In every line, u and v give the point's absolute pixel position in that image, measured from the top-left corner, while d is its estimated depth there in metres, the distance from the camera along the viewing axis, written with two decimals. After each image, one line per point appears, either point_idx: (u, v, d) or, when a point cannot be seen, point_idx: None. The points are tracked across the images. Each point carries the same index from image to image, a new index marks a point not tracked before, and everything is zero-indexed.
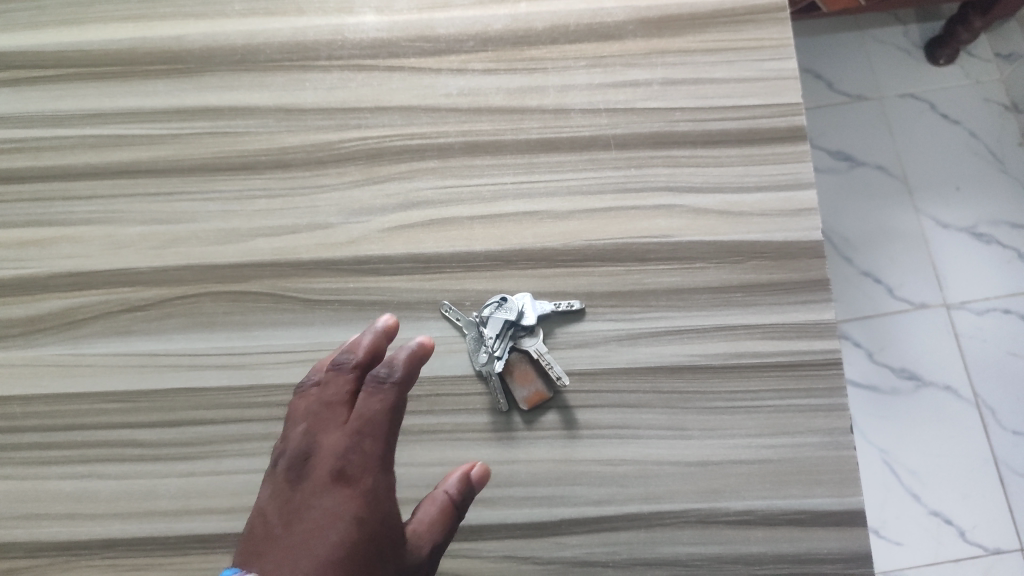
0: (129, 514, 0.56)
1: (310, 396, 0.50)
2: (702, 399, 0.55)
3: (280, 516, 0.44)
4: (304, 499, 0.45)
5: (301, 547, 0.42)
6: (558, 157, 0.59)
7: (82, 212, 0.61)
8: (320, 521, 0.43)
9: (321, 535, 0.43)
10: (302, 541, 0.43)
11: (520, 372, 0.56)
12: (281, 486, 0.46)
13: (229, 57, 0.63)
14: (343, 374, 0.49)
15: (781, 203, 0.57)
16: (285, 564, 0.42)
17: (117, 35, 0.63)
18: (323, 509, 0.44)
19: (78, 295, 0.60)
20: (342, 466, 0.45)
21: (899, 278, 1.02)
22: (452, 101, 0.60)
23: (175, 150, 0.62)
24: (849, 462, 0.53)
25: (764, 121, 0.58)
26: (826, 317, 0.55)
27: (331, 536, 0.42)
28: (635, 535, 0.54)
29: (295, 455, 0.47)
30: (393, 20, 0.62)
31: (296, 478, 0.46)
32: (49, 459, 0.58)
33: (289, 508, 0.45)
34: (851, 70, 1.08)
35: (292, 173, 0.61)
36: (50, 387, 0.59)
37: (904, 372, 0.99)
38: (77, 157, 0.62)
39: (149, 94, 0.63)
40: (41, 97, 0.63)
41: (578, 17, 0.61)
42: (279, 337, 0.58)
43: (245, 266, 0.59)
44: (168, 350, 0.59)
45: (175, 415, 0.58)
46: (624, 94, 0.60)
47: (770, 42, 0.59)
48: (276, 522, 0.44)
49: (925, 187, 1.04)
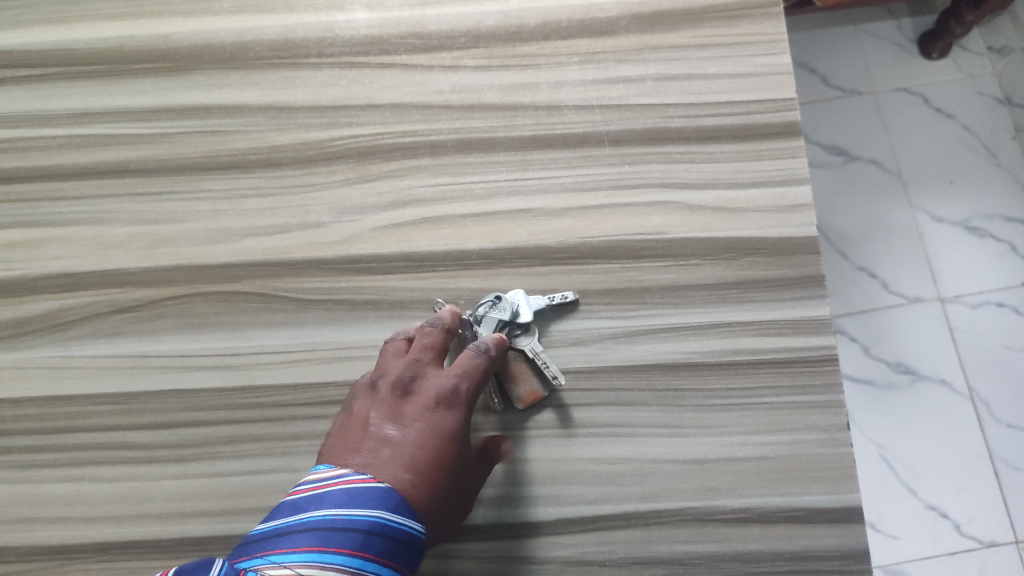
0: (123, 518, 0.56)
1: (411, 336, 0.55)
2: (698, 397, 0.55)
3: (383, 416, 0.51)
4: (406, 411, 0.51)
5: (400, 448, 0.49)
6: (551, 154, 0.59)
7: (70, 212, 0.61)
8: (423, 436, 0.50)
9: (426, 445, 0.49)
10: (405, 445, 0.49)
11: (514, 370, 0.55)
12: (384, 397, 0.52)
13: (219, 54, 0.62)
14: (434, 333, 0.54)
15: (776, 199, 0.57)
16: (385, 460, 0.48)
17: (103, 33, 0.63)
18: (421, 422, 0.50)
19: (68, 297, 0.59)
20: (441, 401, 0.51)
21: (894, 272, 1.02)
22: (444, 97, 0.60)
23: (164, 149, 0.61)
24: (846, 459, 0.53)
25: (758, 117, 0.58)
26: (822, 313, 0.55)
27: (426, 450, 0.49)
28: (632, 534, 0.53)
29: (397, 379, 0.52)
30: (383, 17, 0.61)
31: (398, 394, 0.52)
32: (40, 462, 0.57)
33: (387, 415, 0.51)
34: (844, 65, 1.08)
35: (283, 172, 0.60)
36: (41, 389, 0.58)
37: (899, 367, 0.99)
38: (65, 157, 0.61)
39: (138, 93, 0.62)
40: (28, 97, 0.62)
41: (571, 12, 0.60)
42: (271, 337, 0.58)
43: (237, 266, 0.59)
44: (160, 351, 0.58)
45: (168, 417, 0.57)
46: (618, 90, 0.59)
47: (764, 37, 0.59)
48: (377, 423, 0.51)
49: (919, 181, 1.04)
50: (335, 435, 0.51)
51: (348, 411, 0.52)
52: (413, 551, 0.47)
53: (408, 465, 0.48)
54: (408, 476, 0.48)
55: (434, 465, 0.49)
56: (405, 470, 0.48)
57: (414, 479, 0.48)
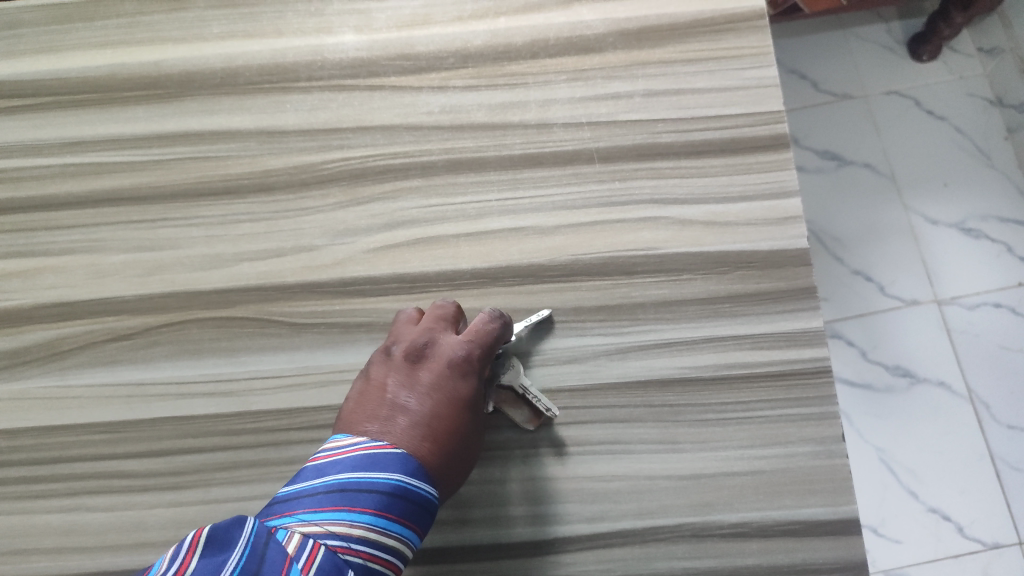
0: (118, 547, 0.56)
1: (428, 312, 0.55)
2: (693, 412, 0.55)
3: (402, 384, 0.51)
4: (423, 377, 0.51)
5: (417, 414, 0.50)
6: (542, 172, 0.59)
7: (64, 241, 0.61)
8: (440, 402, 0.50)
9: (442, 412, 0.50)
10: (423, 412, 0.50)
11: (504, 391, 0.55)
12: (399, 364, 0.52)
13: (209, 80, 0.62)
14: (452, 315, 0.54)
15: (766, 212, 0.57)
16: (404, 427, 0.49)
17: (93, 61, 0.63)
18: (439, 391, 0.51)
19: (63, 326, 0.59)
20: (457, 371, 0.52)
21: (889, 275, 1.02)
22: (434, 118, 0.60)
23: (157, 176, 0.61)
24: (842, 471, 0.53)
25: (747, 130, 0.58)
26: (815, 325, 0.55)
27: (443, 418, 0.50)
28: (630, 551, 0.53)
29: (412, 346, 0.53)
30: (372, 39, 0.62)
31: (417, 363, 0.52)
32: (36, 493, 0.57)
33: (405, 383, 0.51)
34: (835, 70, 1.09)
35: (275, 196, 0.60)
36: (38, 419, 0.58)
37: (898, 370, 0.99)
38: (58, 186, 0.61)
39: (129, 120, 0.62)
40: (19, 127, 0.63)
41: (558, 30, 0.61)
42: (266, 362, 0.58)
43: (231, 291, 0.59)
44: (155, 379, 0.58)
45: (163, 445, 0.57)
46: (606, 107, 0.59)
47: (750, 51, 0.59)
48: (393, 389, 0.51)
49: (912, 184, 1.04)
50: (353, 402, 0.51)
51: (363, 378, 0.52)
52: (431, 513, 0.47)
53: (425, 432, 0.49)
54: (425, 442, 0.48)
55: (448, 433, 0.50)
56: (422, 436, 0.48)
57: (430, 445, 0.49)
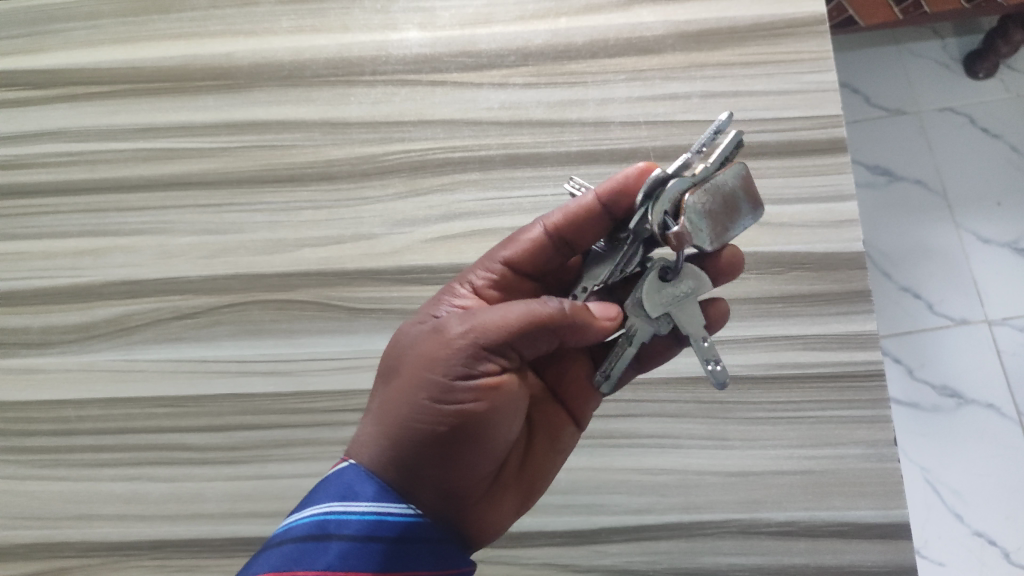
0: (178, 517, 0.59)
1: (512, 246, 0.51)
2: (743, 410, 0.55)
3: (398, 353, 0.48)
4: (410, 347, 0.47)
5: (398, 396, 0.46)
6: (598, 169, 0.60)
7: (135, 223, 0.63)
8: (416, 389, 0.45)
9: (418, 388, 0.45)
10: (396, 398, 0.46)
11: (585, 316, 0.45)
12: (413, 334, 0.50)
13: (277, 72, 0.64)
14: (569, 215, 0.50)
15: (821, 214, 0.57)
16: (372, 417, 0.47)
17: (168, 52, 0.66)
18: (419, 370, 0.46)
19: (130, 303, 0.62)
20: (448, 353, 0.45)
21: (939, 294, 1.00)
22: (493, 114, 0.62)
23: (224, 163, 0.63)
24: (894, 475, 0.53)
25: (805, 133, 0.59)
26: (869, 328, 0.55)
27: (413, 408, 0.45)
28: (675, 544, 0.54)
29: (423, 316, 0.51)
30: (436, 36, 0.63)
31: (425, 326, 0.48)
32: (102, 461, 0.60)
33: (399, 357, 0.47)
34: (888, 85, 1.08)
35: (337, 185, 0.62)
36: (104, 391, 0.61)
37: (946, 390, 0.98)
38: (131, 170, 0.64)
39: (199, 110, 0.65)
40: (96, 112, 0.65)
41: (618, 31, 0.62)
42: (324, 344, 0.60)
43: (291, 275, 0.61)
44: (216, 356, 0.60)
45: (223, 420, 0.59)
46: (664, 107, 0.60)
47: (810, 55, 0.60)
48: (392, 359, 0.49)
49: (965, 202, 1.03)
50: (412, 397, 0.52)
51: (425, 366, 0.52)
52: (381, 541, 0.43)
53: (390, 424, 0.46)
54: (384, 436, 0.46)
55: (416, 426, 0.45)
56: (380, 416, 0.46)
57: (389, 439, 0.45)
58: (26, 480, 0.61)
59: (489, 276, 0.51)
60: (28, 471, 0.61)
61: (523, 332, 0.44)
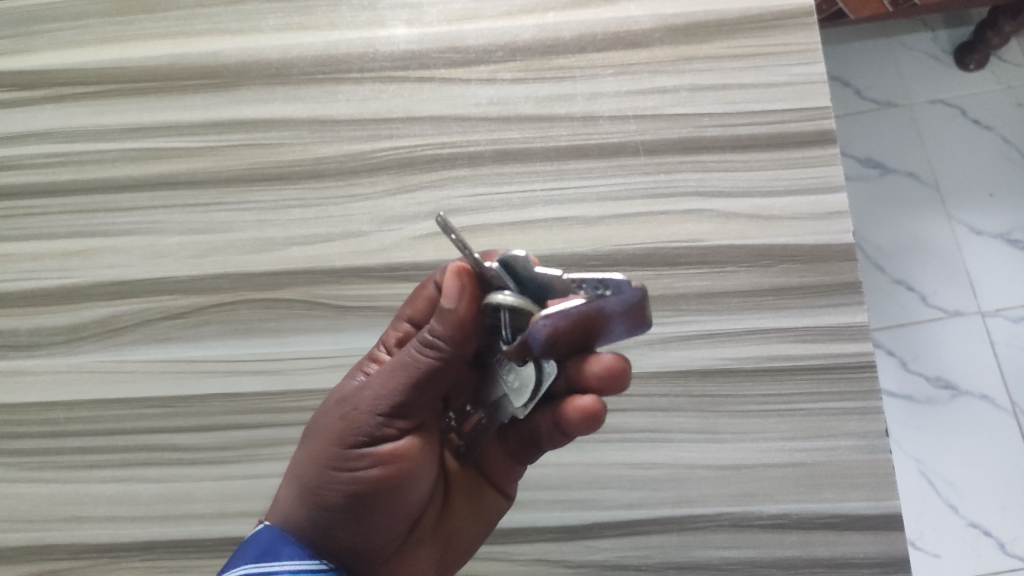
0: (169, 517, 0.59)
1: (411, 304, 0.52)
2: (734, 403, 0.55)
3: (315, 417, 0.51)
4: (317, 417, 0.50)
5: (303, 465, 0.48)
6: (587, 164, 0.60)
7: (123, 223, 0.63)
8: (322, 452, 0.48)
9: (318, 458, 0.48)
10: (305, 462, 0.49)
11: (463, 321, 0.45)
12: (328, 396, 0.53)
13: (264, 70, 0.64)
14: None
15: (810, 207, 0.57)
16: (288, 482, 0.50)
17: (155, 51, 0.65)
18: (324, 436, 0.48)
19: (119, 303, 0.61)
20: (349, 415, 0.48)
21: (932, 285, 1.00)
22: (481, 110, 0.61)
23: (213, 162, 0.63)
24: (884, 466, 0.53)
25: (793, 125, 0.58)
26: (859, 320, 0.55)
27: (317, 472, 0.48)
28: (668, 538, 0.54)
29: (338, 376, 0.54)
30: (423, 32, 0.63)
31: (339, 391, 0.50)
32: (92, 463, 0.60)
33: (315, 421, 0.50)
34: (878, 78, 1.08)
35: (325, 183, 0.62)
36: (93, 393, 0.60)
37: (939, 382, 0.98)
38: (119, 170, 0.64)
39: (187, 108, 0.64)
40: (83, 113, 0.65)
41: (605, 26, 0.62)
42: (314, 343, 0.59)
43: (281, 274, 0.61)
44: (206, 356, 0.60)
45: (214, 420, 0.59)
46: (653, 101, 0.60)
47: (797, 47, 0.60)
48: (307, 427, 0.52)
49: (957, 193, 1.03)
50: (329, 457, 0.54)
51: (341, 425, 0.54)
52: None
53: (299, 487, 0.48)
54: (295, 500, 0.48)
55: (321, 491, 0.48)
56: (290, 484, 0.49)
57: (298, 503, 0.48)
58: (15, 483, 0.60)
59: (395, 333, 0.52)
60: (18, 473, 0.60)
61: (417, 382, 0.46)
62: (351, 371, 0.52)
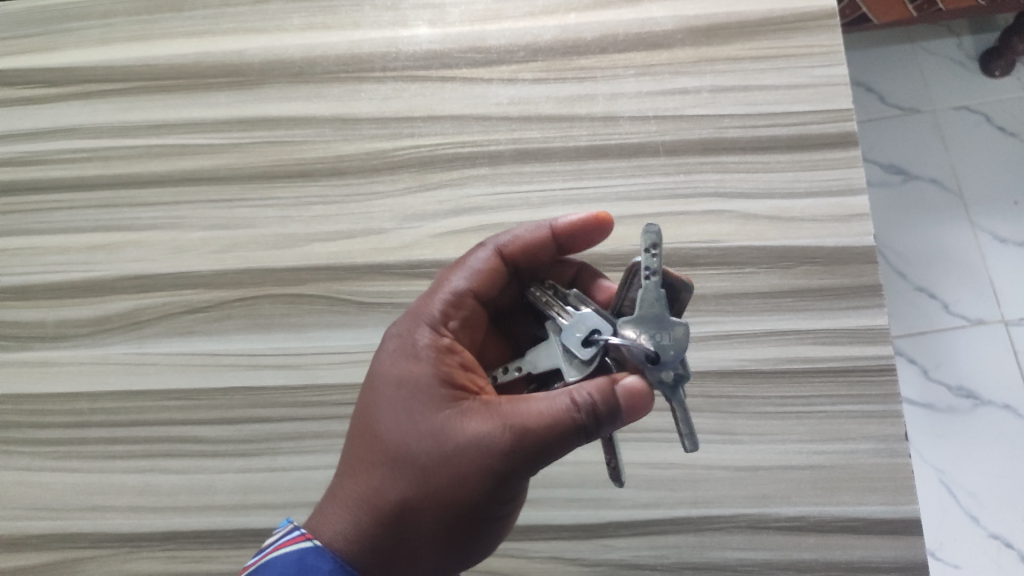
0: (189, 508, 0.59)
1: (473, 277, 0.48)
2: (752, 404, 0.55)
3: (378, 426, 0.45)
4: (403, 444, 0.43)
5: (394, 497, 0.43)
6: (606, 164, 0.60)
7: (147, 218, 0.64)
8: (405, 481, 0.43)
9: (424, 498, 0.43)
10: (380, 486, 0.44)
11: (628, 399, 0.40)
12: (384, 399, 0.45)
13: (288, 69, 0.65)
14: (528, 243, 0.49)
15: (832, 209, 0.57)
16: (347, 503, 0.45)
17: (181, 49, 0.66)
18: (431, 481, 0.42)
19: (143, 296, 0.62)
20: (449, 453, 0.42)
21: (955, 293, 0.99)
22: (502, 109, 0.62)
23: (236, 158, 0.64)
24: (904, 470, 0.53)
25: (815, 127, 0.58)
26: (879, 323, 0.54)
27: (399, 500, 0.43)
28: (684, 538, 0.54)
29: (390, 371, 0.46)
30: (445, 32, 0.64)
31: (415, 403, 0.44)
32: (114, 454, 0.61)
33: (402, 452, 0.43)
34: (902, 83, 1.07)
35: (347, 180, 0.62)
36: (116, 384, 0.61)
37: (961, 391, 0.96)
38: (145, 166, 0.65)
39: (211, 106, 0.65)
40: (111, 110, 0.66)
41: (627, 26, 0.62)
42: (334, 338, 0.60)
43: (302, 270, 0.61)
44: (227, 350, 0.61)
45: (234, 413, 0.60)
46: (673, 102, 0.60)
47: (820, 49, 0.60)
48: (370, 438, 0.45)
49: (981, 200, 1.02)
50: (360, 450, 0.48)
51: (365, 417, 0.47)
52: None
53: (370, 513, 0.44)
54: (376, 532, 0.44)
55: (400, 523, 0.44)
56: (373, 514, 0.44)
57: (368, 533, 0.44)
58: (39, 472, 0.61)
59: (457, 312, 0.48)
60: (42, 463, 0.61)
61: (551, 445, 0.41)
62: (408, 363, 0.45)
